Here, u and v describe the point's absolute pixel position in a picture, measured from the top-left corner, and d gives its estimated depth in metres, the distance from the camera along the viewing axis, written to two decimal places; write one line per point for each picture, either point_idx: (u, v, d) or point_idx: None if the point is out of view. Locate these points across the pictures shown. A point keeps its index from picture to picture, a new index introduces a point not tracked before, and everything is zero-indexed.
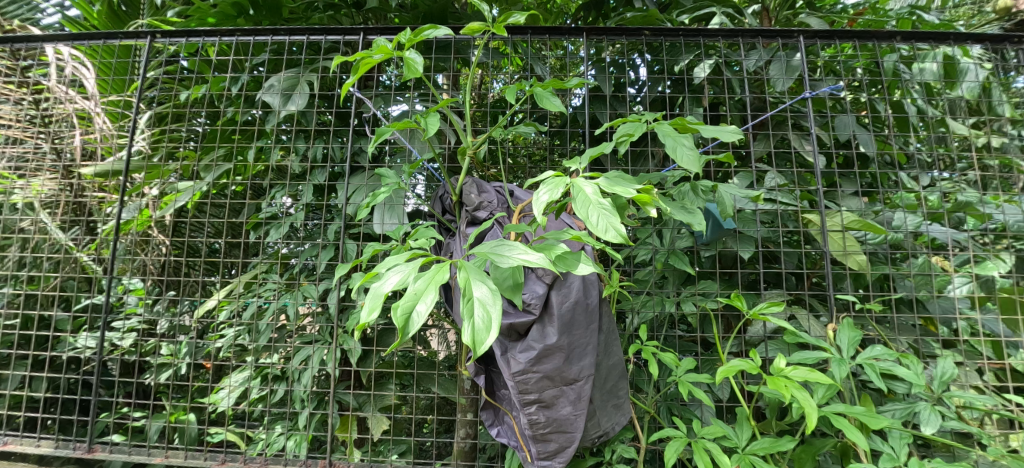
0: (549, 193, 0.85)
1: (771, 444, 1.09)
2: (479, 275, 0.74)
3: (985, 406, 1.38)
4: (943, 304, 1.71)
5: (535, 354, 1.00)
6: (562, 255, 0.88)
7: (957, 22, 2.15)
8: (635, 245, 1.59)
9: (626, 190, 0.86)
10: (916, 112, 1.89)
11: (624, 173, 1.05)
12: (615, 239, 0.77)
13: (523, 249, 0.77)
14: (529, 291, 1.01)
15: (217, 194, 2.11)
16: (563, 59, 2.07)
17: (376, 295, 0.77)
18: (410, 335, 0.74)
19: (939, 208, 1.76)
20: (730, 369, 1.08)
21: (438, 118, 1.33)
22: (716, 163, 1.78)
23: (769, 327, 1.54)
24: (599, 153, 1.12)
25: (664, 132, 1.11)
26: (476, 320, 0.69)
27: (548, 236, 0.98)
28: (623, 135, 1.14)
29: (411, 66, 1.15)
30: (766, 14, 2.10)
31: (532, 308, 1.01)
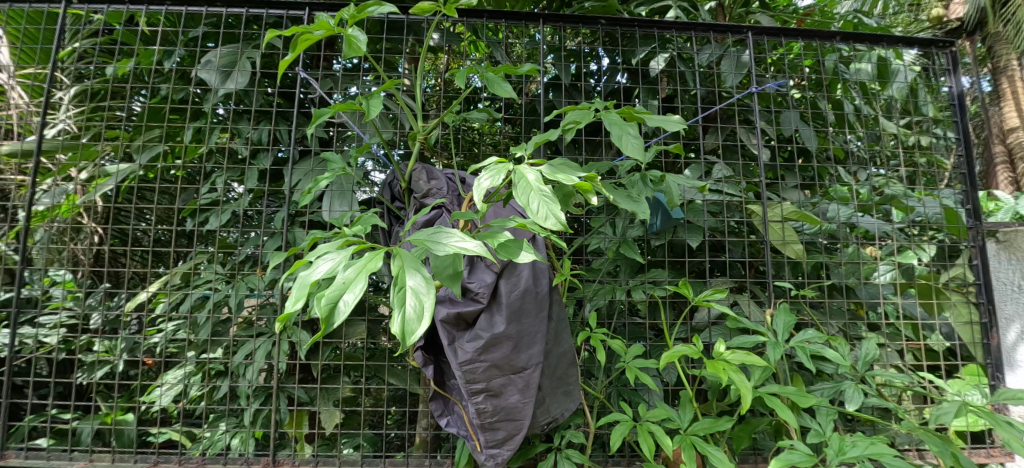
0: (490, 179, 0.84)
1: (711, 424, 1.14)
2: (415, 263, 0.72)
3: (902, 384, 1.50)
4: (871, 290, 1.86)
5: (482, 343, 1.00)
6: (504, 243, 0.85)
7: (893, 27, 2.30)
8: (587, 234, 1.61)
9: (569, 177, 0.85)
10: (852, 110, 2.00)
11: (570, 161, 1.04)
12: (555, 227, 0.76)
13: (461, 236, 0.75)
14: (477, 280, 1.01)
15: (157, 178, 1.97)
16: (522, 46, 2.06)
17: (303, 284, 0.74)
18: (335, 325, 0.70)
19: (868, 201, 1.89)
20: (674, 353, 1.11)
21: (384, 100, 1.28)
22: (668, 154, 1.82)
23: (713, 313, 1.60)
24: (546, 139, 1.10)
25: (610, 120, 1.10)
26: (408, 310, 0.67)
27: (492, 223, 0.96)
28: (569, 123, 1.12)
29: (354, 45, 1.09)
30: (721, 11, 2.18)
31: (479, 297, 1.00)
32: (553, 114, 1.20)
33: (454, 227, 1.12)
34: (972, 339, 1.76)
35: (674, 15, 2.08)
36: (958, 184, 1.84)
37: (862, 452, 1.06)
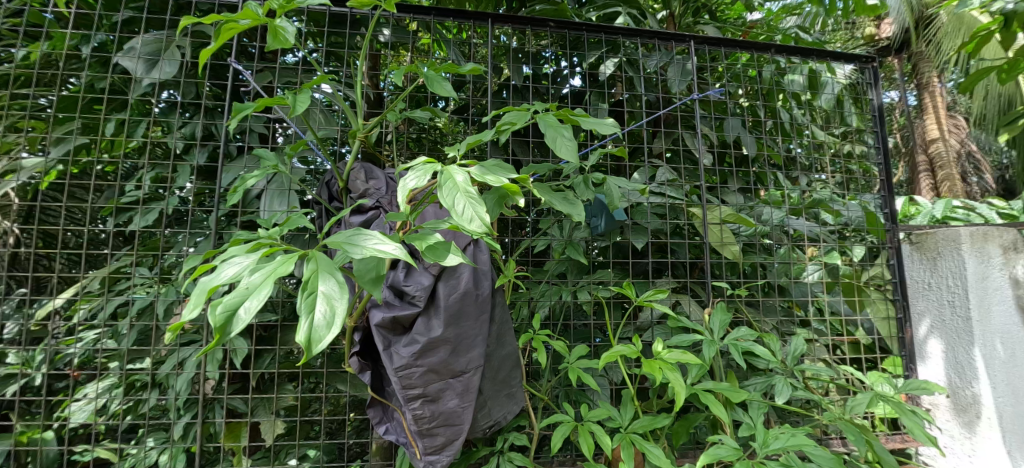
0: (416, 179, 0.80)
1: (649, 422, 1.18)
2: (330, 268, 0.70)
3: (827, 377, 1.61)
4: (802, 288, 1.97)
5: (419, 347, 0.97)
6: (433, 245, 0.83)
7: (827, 43, 2.46)
8: (535, 236, 1.61)
9: (498, 179, 0.83)
10: (787, 119, 2.12)
11: (503, 162, 1.01)
12: (479, 231, 0.74)
13: (380, 239, 0.73)
14: (414, 282, 0.99)
15: (79, 174, 1.82)
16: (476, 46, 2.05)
17: (200, 289, 0.69)
18: (233, 335, 0.67)
19: (799, 204, 2.00)
20: (612, 354, 1.13)
21: (311, 97, 1.21)
22: (614, 157, 1.86)
23: (656, 313, 1.64)
24: (482, 140, 1.08)
25: (547, 122, 1.10)
26: (317, 317, 0.65)
27: (425, 225, 0.94)
28: (506, 124, 1.11)
29: (282, 37, 1.04)
30: (670, 20, 2.25)
31: (417, 300, 0.99)
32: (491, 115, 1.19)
33: (389, 229, 1.09)
34: (889, 333, 1.90)
35: (623, 21, 2.13)
36: (878, 189, 1.98)
37: (785, 443, 1.12)
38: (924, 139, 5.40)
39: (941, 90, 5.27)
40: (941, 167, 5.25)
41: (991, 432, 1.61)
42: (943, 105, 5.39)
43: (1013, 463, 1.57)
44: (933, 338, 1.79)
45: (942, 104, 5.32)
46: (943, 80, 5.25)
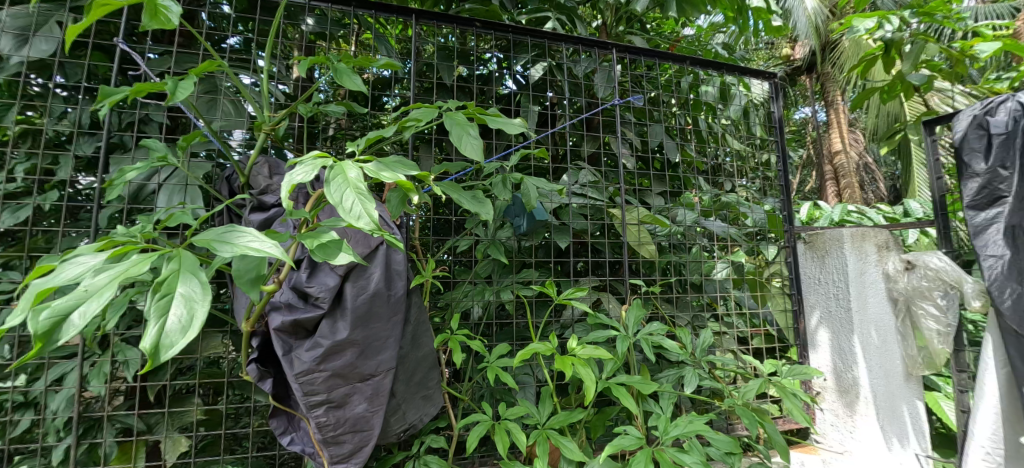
0: (302, 174, 0.73)
1: (565, 417, 1.20)
2: (193, 270, 0.68)
3: (733, 367, 1.73)
4: (713, 285, 2.11)
5: (322, 352, 0.94)
6: (325, 243, 0.79)
7: (742, 59, 2.65)
8: (459, 236, 1.59)
9: (394, 176, 0.78)
10: (703, 127, 2.26)
11: (405, 159, 0.93)
12: (366, 227, 0.69)
13: (253, 236, 0.69)
14: (319, 283, 0.95)
15: None
16: (405, 42, 1.99)
17: (31, 291, 0.64)
18: (63, 344, 0.62)
19: (711, 206, 2.14)
20: (528, 351, 1.16)
21: (195, 83, 1.10)
22: (539, 158, 1.88)
23: (578, 311, 1.68)
24: (385, 136, 1.03)
25: (454, 120, 1.06)
26: (169, 322, 0.62)
27: (324, 224, 0.90)
28: (413, 121, 1.07)
29: (165, 17, 0.96)
30: (603, 29, 2.33)
31: (321, 302, 0.95)
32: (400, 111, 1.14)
33: (289, 227, 1.03)
34: (787, 324, 2.08)
35: (552, 26, 2.17)
36: (779, 193, 2.17)
37: (683, 431, 1.20)
38: (830, 151, 5.97)
39: (843, 107, 5.86)
40: (844, 176, 5.84)
41: (868, 410, 1.81)
42: (844, 120, 6.00)
43: (882, 436, 1.79)
44: (822, 329, 1.99)
45: (844, 119, 5.92)
46: (846, 98, 5.85)
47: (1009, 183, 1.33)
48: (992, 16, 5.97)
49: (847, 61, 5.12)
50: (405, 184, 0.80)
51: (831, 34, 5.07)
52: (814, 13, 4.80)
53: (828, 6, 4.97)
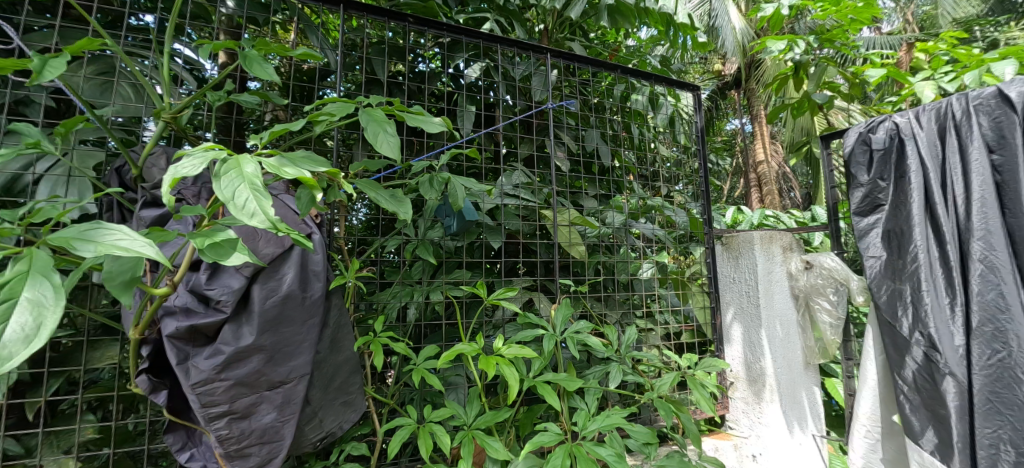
0: (188, 167, 0.69)
1: (491, 417, 1.20)
2: (44, 272, 0.64)
3: (656, 362, 1.81)
4: (642, 284, 2.20)
5: (224, 359, 0.88)
6: (217, 243, 0.76)
7: (673, 72, 2.80)
8: (387, 235, 1.55)
9: (297, 171, 0.75)
10: (635, 134, 2.35)
11: (314, 154, 0.89)
12: (261, 225, 0.66)
13: (123, 235, 0.66)
14: (221, 287, 0.90)
15: None
16: (337, 33, 1.91)
17: None
18: None
19: (639, 209, 2.23)
20: (453, 352, 1.16)
21: (69, 62, 0.98)
22: (472, 159, 1.87)
23: (509, 311, 1.69)
24: (293, 130, 0.96)
25: (370, 117, 1.02)
26: (14, 328, 0.59)
27: (222, 222, 0.85)
28: (325, 115, 1.01)
29: None
30: (545, 34, 2.37)
31: (224, 306, 0.89)
32: (313, 105, 1.07)
33: (186, 224, 0.96)
34: (705, 319, 2.21)
35: (490, 27, 2.17)
36: (701, 198, 2.30)
37: (603, 426, 1.25)
38: (755, 161, 6.46)
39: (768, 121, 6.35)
40: (766, 184, 6.34)
41: (772, 397, 1.97)
42: (767, 133, 6.51)
43: (784, 421, 1.96)
44: (735, 325, 2.14)
45: (766, 132, 6.42)
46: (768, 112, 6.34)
47: (887, 192, 1.50)
48: (887, 46, 6.70)
49: (766, 78, 5.57)
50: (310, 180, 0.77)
51: (754, 53, 5.49)
52: (738, 33, 5.18)
53: (752, 27, 5.39)
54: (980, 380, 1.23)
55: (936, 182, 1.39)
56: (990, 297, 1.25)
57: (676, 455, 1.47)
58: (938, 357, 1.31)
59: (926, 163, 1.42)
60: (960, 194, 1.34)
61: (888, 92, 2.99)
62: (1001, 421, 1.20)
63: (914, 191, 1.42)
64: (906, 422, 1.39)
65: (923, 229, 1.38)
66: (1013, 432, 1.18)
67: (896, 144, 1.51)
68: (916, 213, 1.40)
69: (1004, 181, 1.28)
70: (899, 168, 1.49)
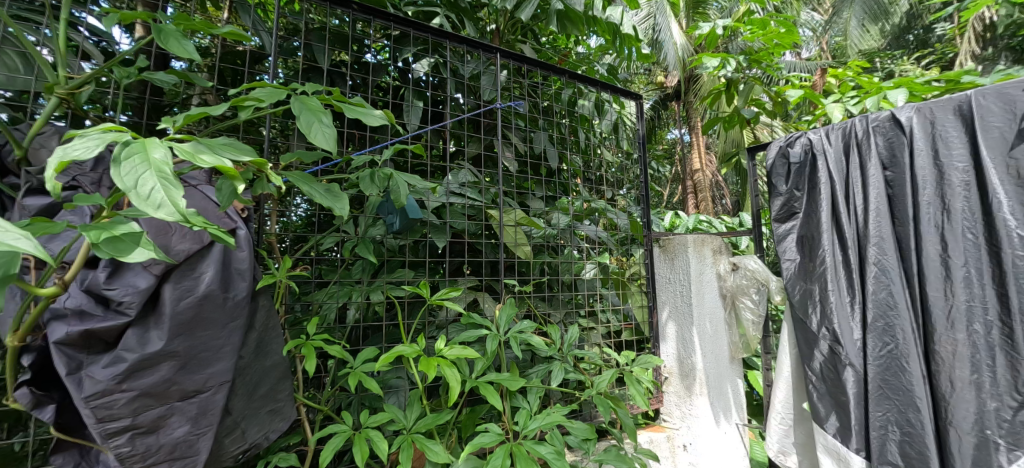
0: (81, 151, 0.62)
1: (432, 420, 1.17)
2: None
3: (597, 361, 1.84)
4: (585, 285, 2.23)
5: (125, 368, 0.80)
6: (117, 238, 0.68)
7: (619, 80, 2.87)
8: (324, 232, 1.46)
9: (215, 160, 0.68)
10: (582, 138, 2.39)
11: (237, 142, 0.82)
12: (169, 218, 0.59)
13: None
14: (125, 287, 0.81)
15: None
16: (275, 16, 1.78)
17: None
18: None
19: (584, 211, 2.25)
20: (392, 354, 1.11)
21: None
22: (418, 155, 1.81)
23: (452, 312, 1.65)
24: (213, 114, 0.88)
25: (305, 106, 0.96)
26: None
27: (124, 213, 0.77)
28: (252, 100, 0.93)
29: None
30: (496, 35, 2.35)
31: (127, 309, 0.81)
32: (238, 89, 0.98)
33: (82, 215, 0.86)
34: (643, 318, 2.28)
35: (440, 23, 2.12)
36: (643, 203, 2.38)
37: (544, 424, 1.25)
38: (691, 169, 6.79)
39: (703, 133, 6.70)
40: (701, 191, 6.68)
41: (701, 390, 2.08)
42: (702, 143, 6.86)
43: (711, 413, 2.07)
44: (671, 324, 2.23)
45: (702, 142, 6.76)
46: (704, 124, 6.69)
47: (801, 201, 1.61)
48: (805, 71, 7.30)
49: (703, 92, 5.87)
50: (231, 171, 0.71)
51: (692, 68, 5.80)
52: (680, 47, 5.42)
53: (691, 43, 5.69)
54: (873, 369, 1.36)
55: (841, 192, 1.50)
56: (883, 296, 1.37)
57: (613, 450, 1.50)
58: (840, 349, 1.42)
59: (834, 176, 1.53)
60: (860, 204, 1.46)
61: (807, 112, 3.25)
62: (889, 405, 1.33)
63: (823, 201, 1.53)
64: (814, 409, 1.49)
65: (830, 235, 1.50)
66: (899, 414, 1.31)
67: (809, 159, 1.61)
68: (825, 221, 1.51)
69: (895, 194, 1.41)
70: (813, 179, 1.60)
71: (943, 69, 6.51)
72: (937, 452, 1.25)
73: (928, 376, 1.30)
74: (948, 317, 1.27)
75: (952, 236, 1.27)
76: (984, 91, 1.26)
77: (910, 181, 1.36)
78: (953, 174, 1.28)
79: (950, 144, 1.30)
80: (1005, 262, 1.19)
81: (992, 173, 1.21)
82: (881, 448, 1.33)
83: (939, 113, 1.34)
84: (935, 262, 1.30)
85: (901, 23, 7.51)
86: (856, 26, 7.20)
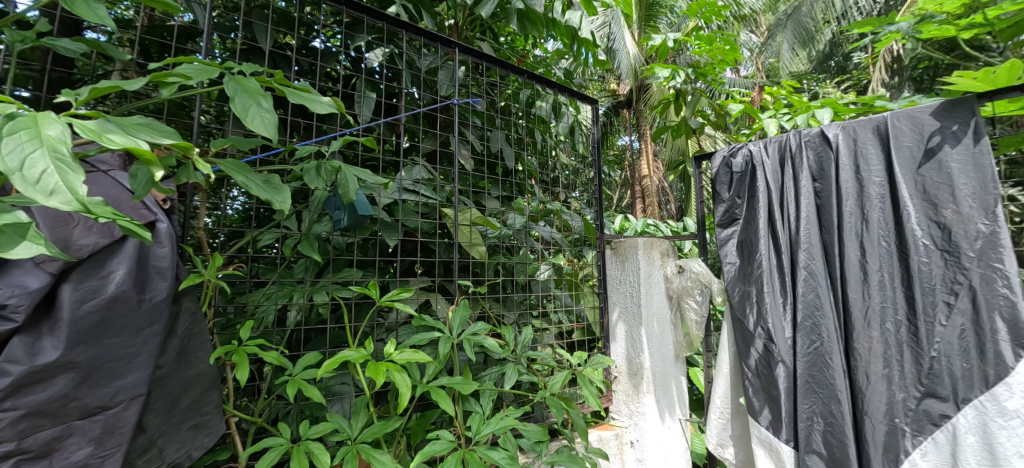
0: None
1: (379, 428, 1.10)
2: None
3: (549, 362, 1.82)
4: (539, 286, 2.20)
5: (10, 382, 0.70)
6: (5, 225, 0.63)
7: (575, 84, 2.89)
8: (263, 228, 1.35)
9: (120, 142, 0.62)
10: (539, 139, 2.36)
11: (158, 124, 0.76)
12: (64, 207, 0.56)
13: None
14: (13, 288, 0.72)
15: None
16: None
17: None
18: None
19: (539, 212, 2.22)
20: (336, 360, 1.04)
21: None
22: (369, 148, 1.72)
23: (403, 314, 1.58)
24: (127, 90, 0.78)
25: (241, 87, 0.87)
26: None
27: (9, 198, 0.69)
28: (176, 76, 0.84)
29: None
30: (454, 29, 2.29)
31: (15, 315, 0.71)
32: (160, 63, 0.88)
33: None
34: (595, 319, 2.29)
35: (396, 12, 2.03)
36: (598, 205, 2.39)
37: (497, 429, 1.21)
38: (640, 175, 6.97)
39: (652, 141, 6.91)
40: (649, 196, 6.87)
41: (648, 388, 2.10)
42: (651, 150, 7.07)
43: (657, 410, 2.12)
44: (620, 324, 2.25)
45: (651, 149, 6.97)
46: (653, 132, 6.91)
47: (742, 208, 1.66)
48: (745, 87, 7.73)
49: (653, 102, 6.07)
50: (147, 157, 0.67)
51: (644, 78, 5.98)
52: (633, 57, 5.57)
53: (643, 53, 5.87)
54: (802, 365, 1.42)
55: (776, 200, 1.56)
56: (811, 297, 1.44)
57: (565, 450, 1.48)
58: (773, 347, 1.47)
59: (770, 185, 1.60)
60: (792, 212, 1.53)
61: (747, 126, 3.42)
62: (815, 397, 1.39)
63: (760, 209, 1.59)
64: (749, 405, 1.53)
65: (766, 240, 1.56)
66: (823, 406, 1.37)
67: (749, 170, 1.67)
68: (762, 227, 1.57)
69: (822, 204, 1.49)
70: (752, 188, 1.65)
71: (861, 94, 7.11)
72: (854, 442, 1.32)
73: (848, 370, 1.37)
74: (865, 316, 1.35)
75: (869, 243, 1.37)
76: (898, 114, 1.38)
77: (836, 192, 1.46)
78: (872, 188, 1.39)
79: (868, 161, 1.41)
80: (913, 267, 1.30)
81: (903, 189, 1.33)
82: (807, 439, 1.38)
83: (861, 131, 1.44)
84: (855, 267, 1.39)
85: (826, 49, 8.14)
86: (788, 51, 7.60)
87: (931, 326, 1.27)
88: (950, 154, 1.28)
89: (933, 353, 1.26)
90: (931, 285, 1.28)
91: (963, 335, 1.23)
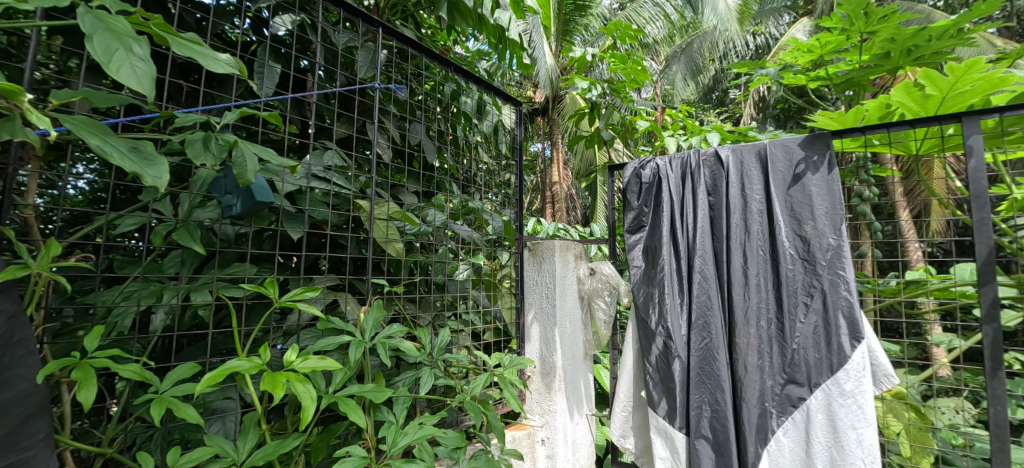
0: None
1: (273, 448, 0.95)
2: None
3: (465, 365, 1.74)
4: (456, 286, 2.10)
5: None
6: None
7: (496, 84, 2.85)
8: (127, 211, 1.12)
9: None
10: (461, 135, 2.27)
11: None
12: None
13: None
14: None
15: None
16: None
17: None
18: None
19: (458, 209, 2.13)
20: (221, 372, 0.87)
21: None
22: (271, 127, 1.52)
23: (304, 315, 1.41)
24: None
25: (105, 26, 0.73)
26: None
27: None
28: None
29: None
30: (376, 9, 2.13)
31: None
32: None
33: None
34: (511, 319, 2.25)
35: None
36: (518, 205, 2.35)
37: (413, 439, 1.11)
38: (550, 182, 7.12)
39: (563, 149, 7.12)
40: (557, 202, 7.04)
41: (560, 384, 2.11)
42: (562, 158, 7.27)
43: (566, 405, 2.14)
44: (535, 324, 2.23)
45: (562, 157, 7.16)
46: (565, 142, 7.13)
47: (648, 216, 1.75)
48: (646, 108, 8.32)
49: (568, 113, 6.29)
50: None
51: (561, 88, 6.17)
52: (550, 67, 5.66)
53: (560, 64, 6.06)
54: (694, 360, 1.54)
55: (676, 209, 1.67)
56: (703, 298, 1.56)
57: (483, 454, 1.40)
58: (671, 344, 1.57)
59: (673, 196, 1.70)
60: (691, 221, 1.64)
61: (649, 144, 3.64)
62: (704, 388, 1.51)
63: (664, 217, 1.69)
64: (648, 398, 1.61)
65: (668, 246, 1.66)
66: (710, 396, 1.50)
67: (656, 181, 1.76)
68: (665, 233, 1.67)
69: (715, 215, 1.62)
70: (657, 198, 1.74)
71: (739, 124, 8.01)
72: (734, 426, 1.46)
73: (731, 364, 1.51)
74: (745, 315, 1.50)
75: (750, 251, 1.52)
76: (774, 142, 1.57)
77: (727, 205, 1.59)
78: (754, 202, 1.55)
79: (751, 179, 1.58)
80: (782, 272, 1.47)
81: (777, 206, 1.51)
82: (697, 426, 1.50)
83: (746, 156, 1.59)
84: (739, 271, 1.53)
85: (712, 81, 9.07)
86: (682, 79, 8.33)
87: (793, 322, 1.45)
88: (811, 180, 1.50)
89: (795, 346, 1.43)
90: (794, 288, 1.46)
91: (816, 330, 1.43)
